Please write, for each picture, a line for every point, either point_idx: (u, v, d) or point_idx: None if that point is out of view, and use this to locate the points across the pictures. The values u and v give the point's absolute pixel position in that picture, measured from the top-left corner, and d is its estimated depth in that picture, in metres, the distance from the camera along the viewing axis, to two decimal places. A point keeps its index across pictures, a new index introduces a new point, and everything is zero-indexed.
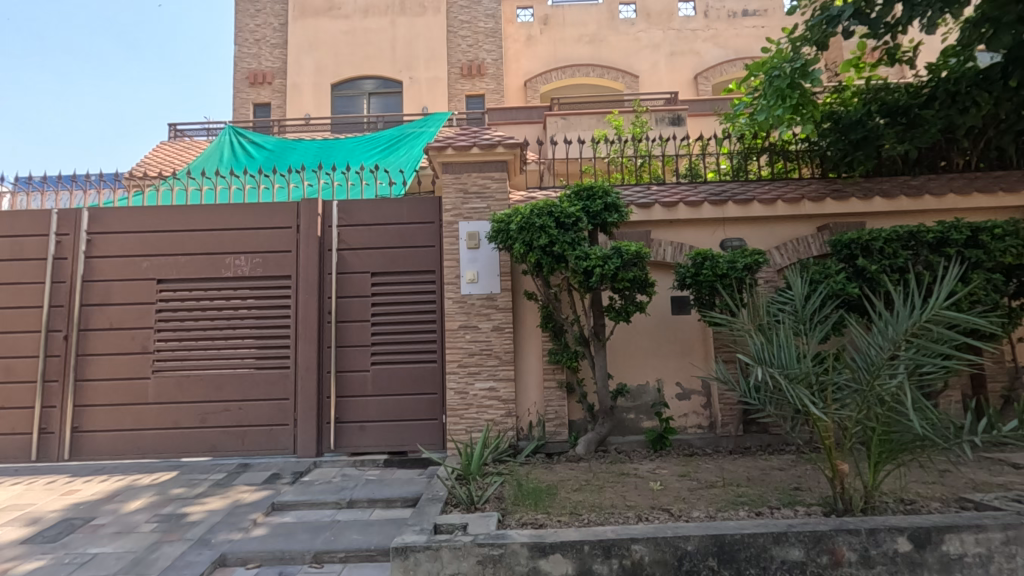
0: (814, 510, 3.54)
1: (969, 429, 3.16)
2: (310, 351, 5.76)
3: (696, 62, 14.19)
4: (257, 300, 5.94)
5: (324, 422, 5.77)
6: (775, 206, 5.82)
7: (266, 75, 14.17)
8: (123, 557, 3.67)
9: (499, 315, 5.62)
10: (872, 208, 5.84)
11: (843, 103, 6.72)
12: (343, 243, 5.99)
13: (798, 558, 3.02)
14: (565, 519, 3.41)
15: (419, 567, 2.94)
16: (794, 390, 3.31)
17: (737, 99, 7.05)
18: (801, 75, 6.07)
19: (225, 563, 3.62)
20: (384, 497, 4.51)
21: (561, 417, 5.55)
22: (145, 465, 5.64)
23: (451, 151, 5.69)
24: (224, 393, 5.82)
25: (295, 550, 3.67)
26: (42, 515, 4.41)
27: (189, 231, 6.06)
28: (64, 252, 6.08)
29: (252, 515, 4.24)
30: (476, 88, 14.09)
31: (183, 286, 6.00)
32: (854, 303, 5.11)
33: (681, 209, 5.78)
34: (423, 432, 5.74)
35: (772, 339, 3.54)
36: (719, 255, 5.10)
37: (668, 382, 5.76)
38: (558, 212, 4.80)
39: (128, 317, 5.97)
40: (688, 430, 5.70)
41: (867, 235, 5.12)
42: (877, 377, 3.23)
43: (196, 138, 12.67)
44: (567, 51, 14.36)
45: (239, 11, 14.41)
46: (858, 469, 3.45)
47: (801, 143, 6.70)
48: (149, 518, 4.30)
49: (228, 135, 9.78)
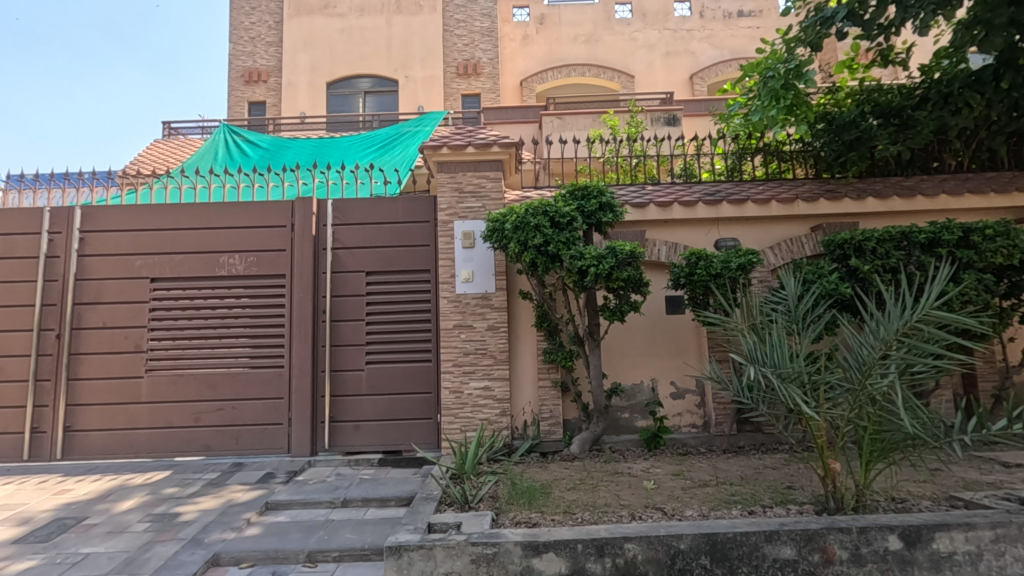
0: (806, 508, 3.57)
1: (959, 428, 3.19)
2: (304, 350, 5.75)
3: (692, 62, 14.23)
4: (252, 299, 5.92)
5: (319, 422, 5.75)
6: (769, 206, 5.85)
7: (261, 73, 14.11)
8: (115, 557, 3.66)
9: (494, 315, 5.62)
10: (865, 208, 5.86)
11: (836, 103, 6.75)
12: (337, 242, 5.98)
13: (790, 556, 3.03)
14: (559, 518, 3.41)
15: (413, 566, 2.94)
16: (786, 389, 3.33)
17: (732, 100, 7.08)
18: (795, 76, 6.09)
19: (218, 563, 3.61)
20: (378, 496, 4.51)
21: (556, 417, 5.55)
22: (137, 464, 5.62)
23: (446, 150, 5.69)
24: (218, 392, 5.80)
25: (289, 550, 3.66)
26: (34, 515, 4.38)
27: (183, 229, 6.03)
28: (56, 250, 6.04)
29: (246, 514, 4.23)
30: (471, 87, 14.07)
31: (177, 285, 5.98)
32: (847, 303, 5.14)
33: (675, 209, 5.80)
34: (418, 432, 5.73)
35: (765, 338, 3.56)
36: (713, 254, 5.12)
37: (662, 382, 5.78)
38: (552, 211, 4.80)
39: (121, 316, 5.94)
40: (682, 429, 5.72)
41: (859, 235, 5.15)
42: (869, 376, 3.26)
43: (190, 136, 12.61)
44: (562, 51, 14.37)
45: (233, 9, 14.35)
46: (850, 468, 3.47)
47: (795, 143, 6.74)
48: (142, 518, 4.28)
49: (223, 134, 9.74)
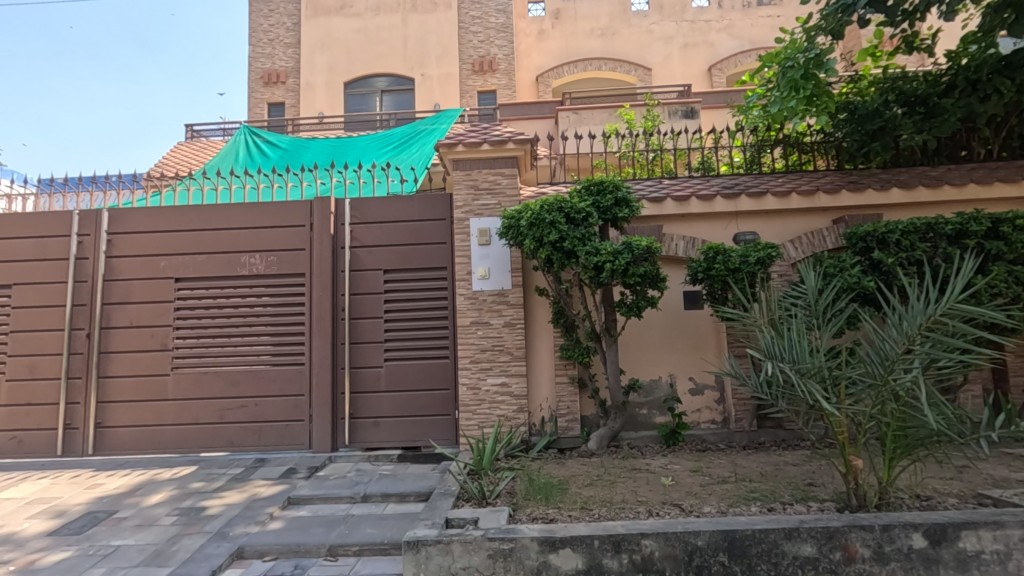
0: (827, 506, 3.52)
1: (986, 425, 3.11)
2: (324, 348, 5.84)
3: (710, 53, 14.03)
4: (272, 297, 6.03)
5: (339, 419, 5.84)
6: (789, 198, 5.75)
7: (280, 75, 14.30)
8: (145, 549, 3.77)
9: (511, 311, 5.63)
10: (889, 200, 5.73)
11: (859, 92, 6.59)
12: (355, 240, 6.05)
13: (810, 554, 3.00)
14: (576, 514, 3.42)
15: (431, 561, 2.97)
16: (805, 385, 3.28)
17: (750, 91, 6.95)
18: (816, 65, 5.94)
19: (242, 556, 3.71)
20: (398, 491, 4.56)
21: (573, 413, 5.55)
22: (165, 460, 5.77)
23: (461, 148, 5.70)
24: (241, 389, 5.92)
25: (311, 544, 3.73)
26: (67, 508, 4.54)
27: (206, 230, 6.16)
28: (85, 252, 6.21)
29: (269, 508, 4.33)
30: (487, 84, 14.06)
31: (200, 285, 6.11)
32: (870, 297, 5.04)
33: (693, 203, 5.73)
34: (436, 428, 5.78)
35: (783, 333, 3.51)
36: (731, 249, 5.06)
37: (681, 378, 5.73)
38: (568, 207, 4.77)
39: (147, 315, 6.09)
40: (701, 425, 5.68)
41: (883, 227, 5.03)
42: (891, 372, 3.19)
43: (211, 138, 12.84)
44: (578, 45, 14.27)
45: (252, 11, 14.55)
46: (872, 465, 3.41)
47: (816, 135, 6.63)
48: (170, 511, 4.40)
49: (243, 135, 9.91)
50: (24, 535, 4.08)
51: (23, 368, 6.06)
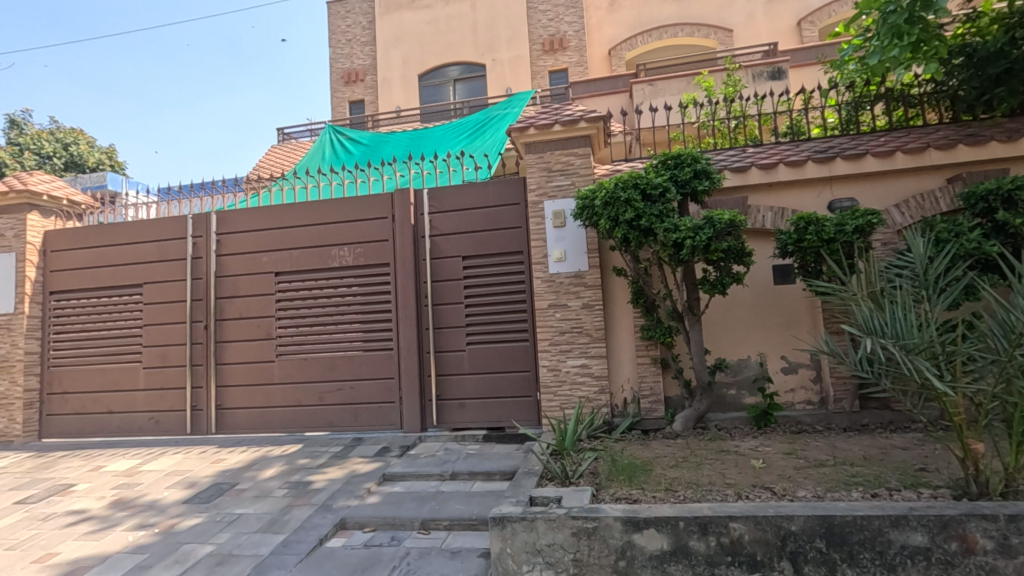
0: (942, 493, 3.23)
1: None
2: (411, 333, 6.12)
3: (799, 6, 12.92)
4: (361, 287, 6.38)
5: (427, 400, 6.12)
6: (893, 158, 5.23)
7: (358, 73, 14.90)
8: (262, 517, 4.19)
9: (589, 293, 5.59)
10: (1018, 151, 5.05)
11: (978, 33, 5.83)
12: (435, 229, 6.25)
13: (922, 544, 2.78)
14: (660, 495, 3.38)
15: (516, 537, 3.06)
16: (913, 362, 3.02)
17: (845, 43, 6.29)
18: (923, 6, 5.24)
19: (345, 526, 4.02)
20: (484, 470, 4.73)
21: (656, 394, 5.45)
22: (275, 438, 6.33)
23: (533, 131, 5.69)
24: (338, 373, 6.35)
25: (405, 517, 3.97)
26: (197, 480, 5.12)
27: (299, 226, 6.62)
28: (199, 251, 6.88)
29: (367, 484, 4.64)
30: (558, 63, 13.85)
31: (297, 277, 6.59)
32: (993, 264, 4.50)
33: (781, 170, 5.37)
34: (519, 409, 5.90)
35: (884, 306, 3.26)
36: (825, 217, 4.70)
37: (772, 356, 5.45)
38: (643, 183, 4.63)
39: (253, 307, 6.67)
40: (795, 406, 5.38)
41: (1008, 184, 4.46)
42: (1018, 346, 2.86)
43: (301, 139, 13.67)
44: (652, 13, 13.67)
45: (331, 14, 15.22)
46: (996, 449, 3.08)
47: (924, 85, 5.97)
48: (281, 485, 4.84)
49: (329, 134, 10.47)
50: (165, 502, 4.66)
51: (155, 357, 6.86)
